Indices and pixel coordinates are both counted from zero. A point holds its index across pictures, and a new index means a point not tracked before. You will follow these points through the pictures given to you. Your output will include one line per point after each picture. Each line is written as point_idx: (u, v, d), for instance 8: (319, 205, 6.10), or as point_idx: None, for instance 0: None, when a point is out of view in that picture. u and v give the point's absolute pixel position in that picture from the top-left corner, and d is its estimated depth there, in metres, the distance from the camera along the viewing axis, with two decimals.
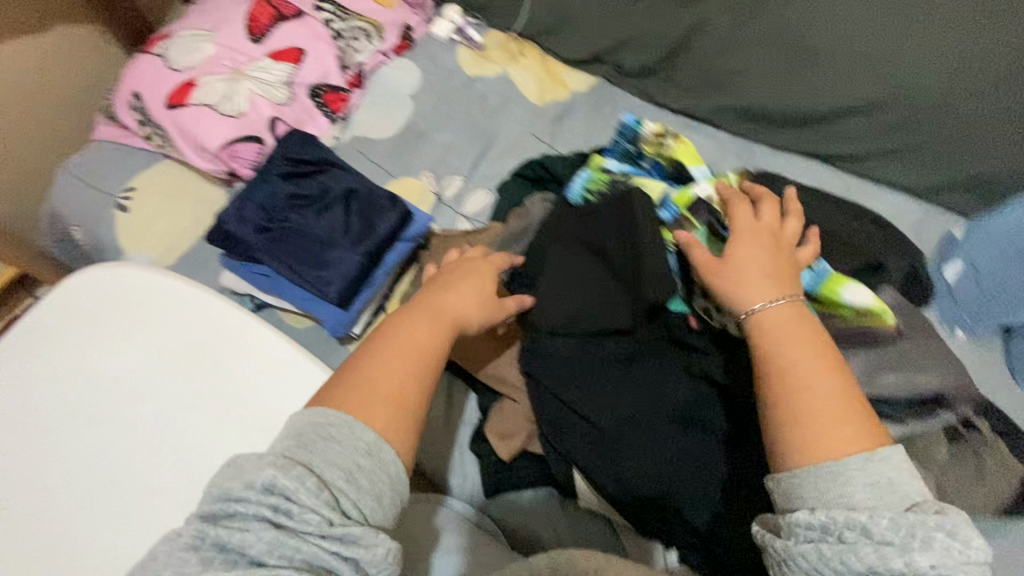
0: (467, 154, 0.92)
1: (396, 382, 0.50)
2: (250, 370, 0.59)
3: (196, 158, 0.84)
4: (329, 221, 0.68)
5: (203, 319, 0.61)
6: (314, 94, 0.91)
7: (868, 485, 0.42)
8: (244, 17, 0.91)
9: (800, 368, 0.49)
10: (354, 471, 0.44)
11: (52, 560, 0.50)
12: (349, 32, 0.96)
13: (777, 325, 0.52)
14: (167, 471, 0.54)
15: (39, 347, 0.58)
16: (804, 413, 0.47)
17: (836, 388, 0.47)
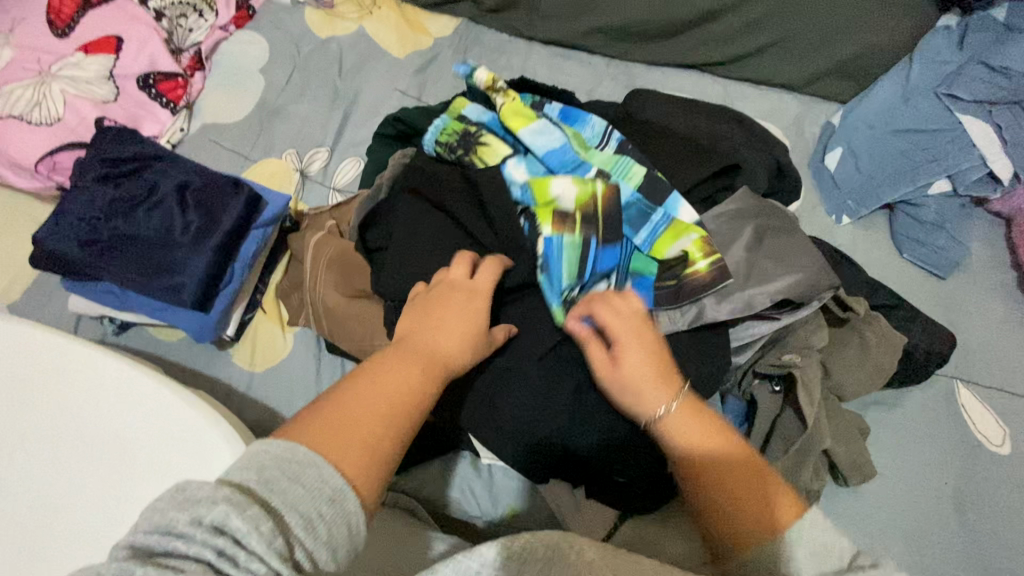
0: (329, 123, 0.86)
1: (375, 423, 0.42)
2: (110, 407, 0.50)
3: (17, 177, 0.75)
4: (164, 222, 0.62)
5: (58, 354, 0.52)
6: (144, 83, 0.82)
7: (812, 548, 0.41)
8: (45, 12, 0.82)
9: (720, 461, 0.47)
10: (314, 519, 0.35)
11: None
12: (173, 8, 0.87)
13: (681, 425, 0.49)
14: (20, 532, 0.47)
15: None
16: (732, 500, 0.45)
17: (755, 469, 0.47)
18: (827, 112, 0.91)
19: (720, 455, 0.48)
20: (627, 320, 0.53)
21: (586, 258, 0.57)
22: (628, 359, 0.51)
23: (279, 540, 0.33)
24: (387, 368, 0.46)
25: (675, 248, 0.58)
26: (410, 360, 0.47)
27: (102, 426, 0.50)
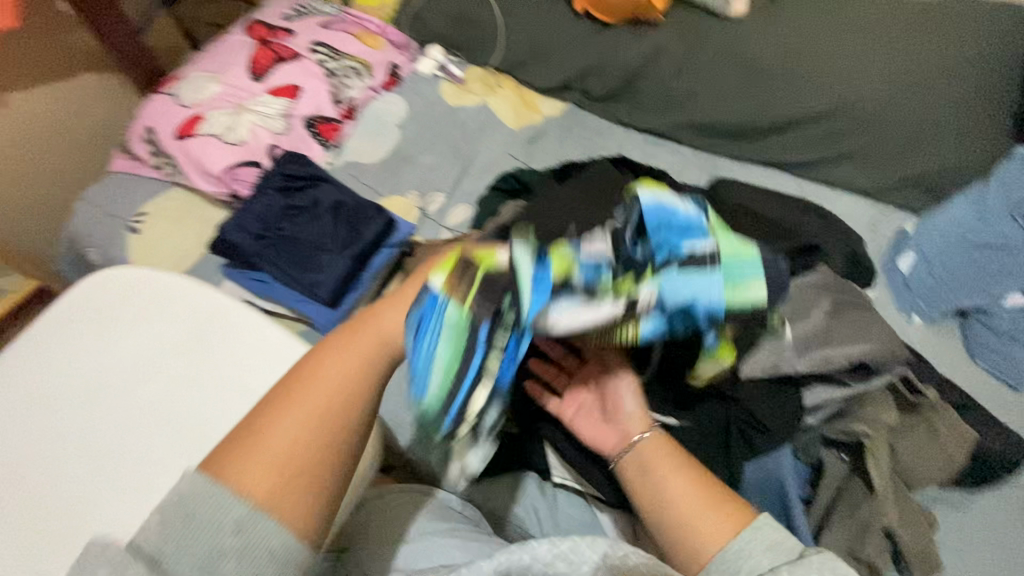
0: (449, 174, 1.01)
1: (300, 438, 0.41)
2: (256, 362, 0.64)
3: (202, 181, 0.92)
4: (320, 229, 0.75)
5: (217, 317, 0.66)
6: (309, 124, 1.00)
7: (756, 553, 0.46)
8: (245, 60, 1.02)
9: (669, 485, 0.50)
10: (222, 554, 0.39)
11: (62, 523, 0.55)
12: (341, 70, 1.06)
13: (648, 459, 0.51)
14: (167, 447, 0.59)
15: (78, 330, 0.64)
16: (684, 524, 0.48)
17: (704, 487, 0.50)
18: (902, 220, 0.96)
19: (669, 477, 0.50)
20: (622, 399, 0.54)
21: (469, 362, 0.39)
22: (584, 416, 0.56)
23: None
24: (310, 376, 0.43)
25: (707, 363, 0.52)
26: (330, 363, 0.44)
27: (236, 364, 0.64)
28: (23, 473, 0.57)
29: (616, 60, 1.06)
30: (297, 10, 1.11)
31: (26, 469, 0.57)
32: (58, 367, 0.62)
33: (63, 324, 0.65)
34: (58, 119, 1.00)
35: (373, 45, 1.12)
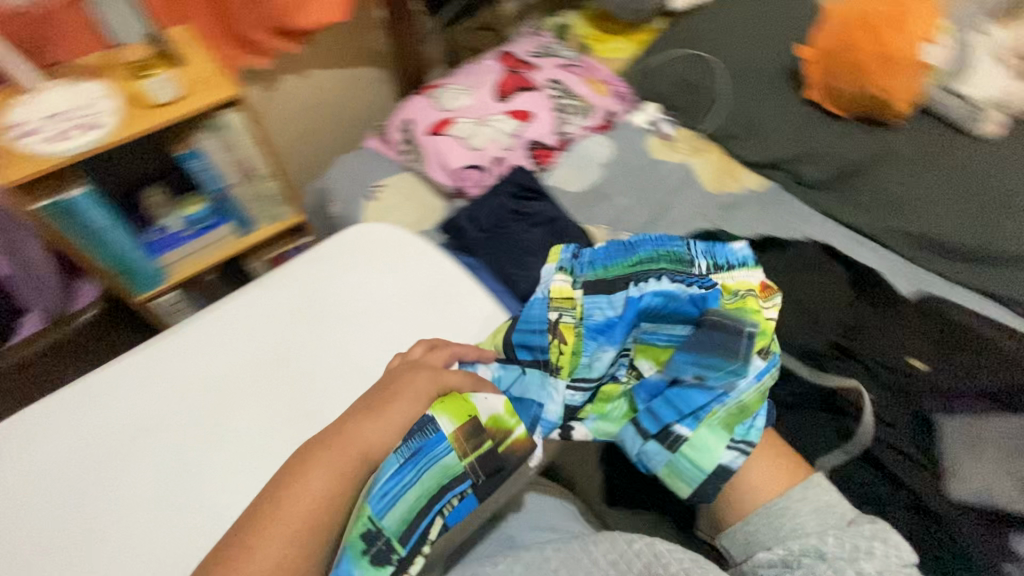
0: (641, 218, 1.07)
1: (288, 547, 0.46)
2: (475, 326, 0.72)
3: (438, 172, 1.07)
4: (535, 235, 0.84)
5: (449, 280, 0.75)
6: (530, 146, 1.11)
7: (810, 511, 0.58)
8: (494, 82, 1.16)
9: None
10: None
11: (310, 410, 0.66)
12: (569, 108, 1.17)
13: None
14: None
15: (344, 260, 0.77)
16: (771, 466, 0.61)
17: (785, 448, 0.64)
18: None
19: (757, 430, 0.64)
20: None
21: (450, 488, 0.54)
22: None
23: None
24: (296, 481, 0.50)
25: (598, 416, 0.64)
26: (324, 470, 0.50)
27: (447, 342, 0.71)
28: (289, 361, 0.70)
29: (837, 151, 1.08)
30: (541, 50, 1.25)
31: (292, 359, 0.70)
32: (257, 319, 0.72)
33: (334, 253, 0.78)
34: (333, 97, 1.22)
35: (599, 91, 1.22)
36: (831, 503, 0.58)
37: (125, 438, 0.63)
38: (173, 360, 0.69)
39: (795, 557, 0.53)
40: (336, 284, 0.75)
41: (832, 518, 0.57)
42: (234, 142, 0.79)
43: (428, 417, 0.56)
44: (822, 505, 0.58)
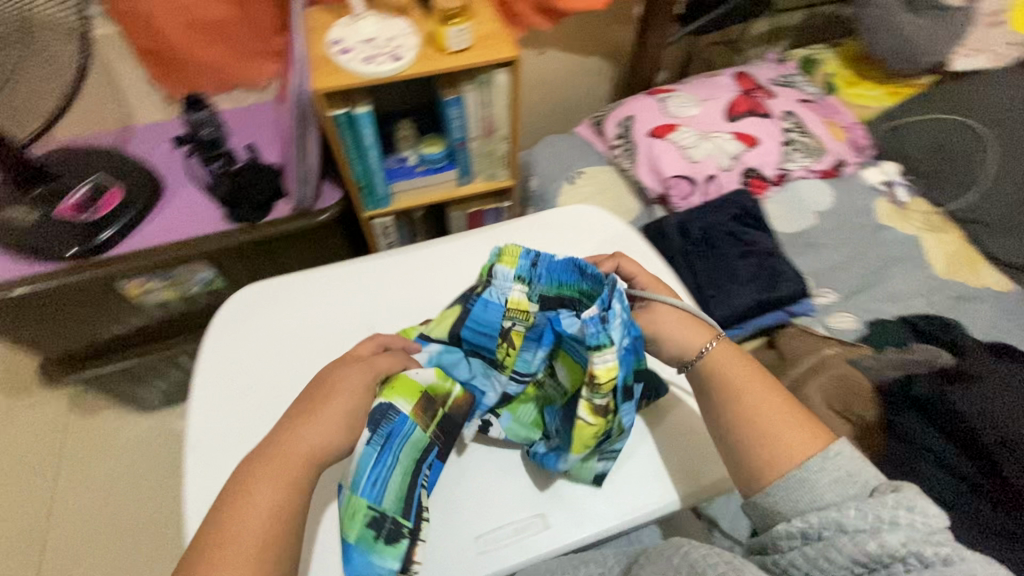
0: (849, 281, 0.99)
1: (251, 545, 0.44)
2: None
3: (646, 174, 1.05)
4: (746, 264, 0.85)
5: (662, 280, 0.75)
6: (747, 174, 1.06)
7: (830, 479, 0.50)
8: (727, 100, 1.11)
9: (752, 398, 0.56)
10: None
11: None
12: (797, 144, 1.10)
13: (724, 367, 0.59)
14: None
15: (561, 233, 0.79)
16: (782, 435, 0.54)
17: (794, 412, 0.55)
18: None
19: (759, 392, 0.57)
20: (678, 321, 0.60)
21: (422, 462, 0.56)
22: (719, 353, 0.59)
23: None
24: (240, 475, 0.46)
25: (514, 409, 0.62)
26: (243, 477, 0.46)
27: None
28: None
29: None
30: (784, 80, 1.19)
31: None
32: (458, 269, 0.75)
33: (553, 224, 0.80)
34: (560, 78, 1.27)
35: (836, 137, 1.13)
36: (856, 471, 0.51)
37: (329, 340, 0.69)
38: (375, 284, 0.75)
39: (814, 530, 0.48)
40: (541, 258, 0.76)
41: (855, 488, 0.50)
42: (492, 98, 0.85)
43: (386, 403, 0.55)
44: (844, 474, 0.50)
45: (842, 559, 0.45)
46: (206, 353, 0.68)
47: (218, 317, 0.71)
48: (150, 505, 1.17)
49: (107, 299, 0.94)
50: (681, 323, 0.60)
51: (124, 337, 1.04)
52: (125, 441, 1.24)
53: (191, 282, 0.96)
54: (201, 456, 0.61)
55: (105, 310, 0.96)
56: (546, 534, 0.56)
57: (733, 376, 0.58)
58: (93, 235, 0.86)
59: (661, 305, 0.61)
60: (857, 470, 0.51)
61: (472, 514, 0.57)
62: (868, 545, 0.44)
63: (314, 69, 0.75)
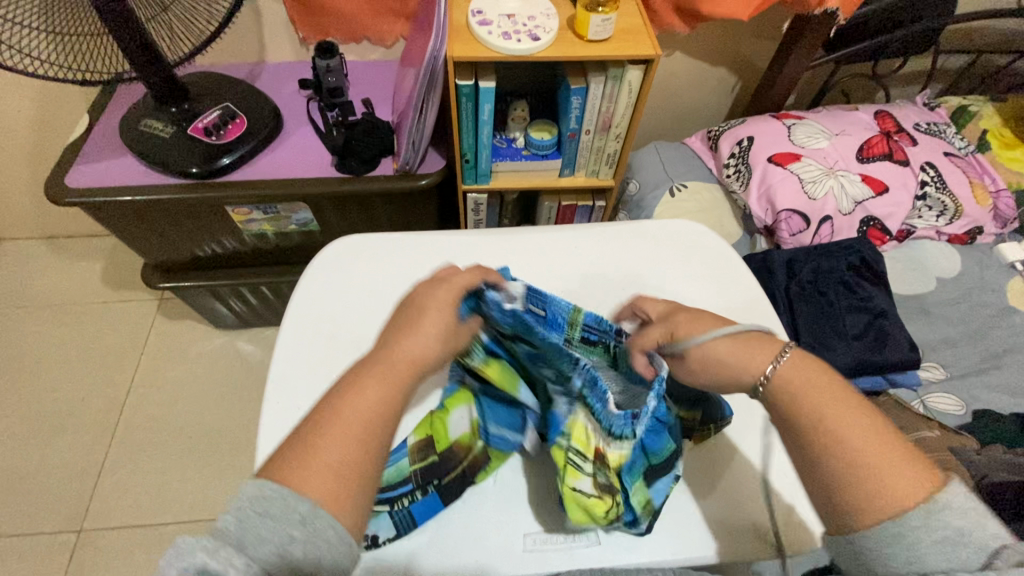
0: (962, 359, 0.90)
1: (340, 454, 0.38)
2: None
3: (756, 201, 1.00)
4: (853, 320, 0.83)
5: (761, 316, 0.70)
6: (867, 223, 0.98)
7: (935, 543, 0.35)
8: (862, 138, 1.02)
9: (839, 418, 0.40)
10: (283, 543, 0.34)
11: None
12: (932, 201, 1.00)
13: (800, 381, 0.43)
14: None
15: (663, 246, 0.76)
16: (868, 475, 0.38)
17: (883, 435, 0.39)
18: None
19: (836, 407, 0.41)
20: (730, 349, 0.46)
21: (416, 490, 0.55)
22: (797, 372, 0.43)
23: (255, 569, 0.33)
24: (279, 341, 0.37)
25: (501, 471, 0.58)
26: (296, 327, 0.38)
27: None
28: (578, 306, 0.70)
29: None
30: (930, 127, 1.08)
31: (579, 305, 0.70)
32: (551, 261, 0.73)
33: (657, 236, 0.77)
34: (680, 85, 1.21)
35: (980, 200, 1.02)
36: (968, 528, 0.35)
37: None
38: (462, 260, 0.74)
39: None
40: (636, 266, 0.74)
41: (970, 554, 0.35)
42: (618, 93, 0.83)
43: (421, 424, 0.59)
44: (954, 534, 0.35)
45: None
46: (296, 295, 0.70)
47: (320, 259, 0.73)
48: (208, 418, 1.25)
49: (215, 220, 0.99)
50: (737, 351, 0.45)
51: (218, 257, 1.11)
52: (200, 352, 1.33)
53: (291, 220, 1.01)
54: (275, 392, 0.63)
55: (210, 229, 1.02)
56: (593, 549, 0.54)
57: (801, 391, 0.42)
58: (215, 159, 0.89)
59: (714, 344, 0.47)
60: (970, 525, 0.36)
61: (524, 511, 0.56)
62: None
63: (452, 36, 0.76)
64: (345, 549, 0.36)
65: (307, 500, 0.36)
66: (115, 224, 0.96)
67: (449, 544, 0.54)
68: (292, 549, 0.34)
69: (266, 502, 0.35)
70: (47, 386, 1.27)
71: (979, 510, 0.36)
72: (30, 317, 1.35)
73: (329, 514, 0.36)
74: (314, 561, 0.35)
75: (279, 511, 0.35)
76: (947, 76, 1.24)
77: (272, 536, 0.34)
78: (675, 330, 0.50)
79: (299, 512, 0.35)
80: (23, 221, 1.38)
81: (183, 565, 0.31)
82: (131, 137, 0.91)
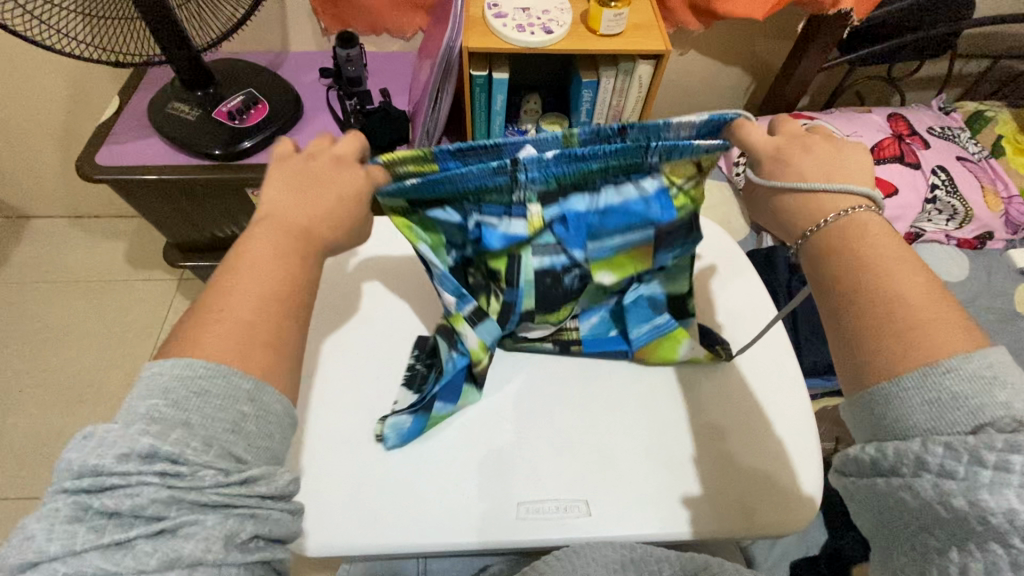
0: None
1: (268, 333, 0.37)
2: (767, 362, 0.67)
3: None
4: None
5: (761, 309, 0.72)
6: None
7: (926, 400, 0.33)
8: (874, 140, 1.03)
9: (887, 268, 0.36)
10: (238, 421, 0.34)
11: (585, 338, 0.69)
12: (942, 205, 1.00)
13: (856, 232, 0.38)
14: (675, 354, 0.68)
15: None
16: (888, 332, 0.35)
17: (933, 304, 0.35)
18: None
19: (894, 270, 0.36)
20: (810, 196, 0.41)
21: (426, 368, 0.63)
22: (866, 223, 0.39)
23: (211, 448, 0.32)
24: (259, 268, 0.38)
25: (466, 333, 0.60)
26: (279, 264, 0.39)
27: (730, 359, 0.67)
28: None
29: None
30: (944, 131, 1.08)
31: None
32: None
33: None
34: (694, 83, 1.22)
35: (991, 206, 1.02)
36: (975, 394, 0.32)
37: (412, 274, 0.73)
38: None
39: (888, 464, 0.34)
40: None
41: (959, 416, 0.32)
42: (628, 88, 0.85)
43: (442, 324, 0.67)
44: (949, 399, 0.32)
45: (917, 502, 0.32)
46: None
47: None
48: None
49: (235, 201, 1.03)
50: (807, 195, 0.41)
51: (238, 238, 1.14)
52: None
53: None
54: None
55: (229, 210, 1.05)
56: (584, 521, 0.56)
57: (859, 248, 0.38)
58: (238, 141, 0.93)
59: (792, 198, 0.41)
60: (980, 392, 0.32)
61: (520, 481, 0.59)
62: (954, 502, 0.30)
63: (468, 28, 0.78)
64: (290, 419, 0.37)
65: (249, 376, 0.35)
66: (138, 202, 1.00)
67: (447, 501, 0.57)
68: (245, 425, 0.34)
69: (202, 382, 0.34)
70: (71, 359, 1.33)
71: (1010, 378, 0.32)
72: (58, 290, 1.41)
73: (273, 388, 0.36)
74: (266, 433, 0.35)
75: (221, 389, 0.34)
76: (964, 82, 1.23)
77: (219, 414, 0.33)
78: (763, 169, 0.44)
79: (246, 391, 0.35)
80: (54, 199, 1.43)
81: (124, 453, 0.30)
82: (158, 118, 0.94)
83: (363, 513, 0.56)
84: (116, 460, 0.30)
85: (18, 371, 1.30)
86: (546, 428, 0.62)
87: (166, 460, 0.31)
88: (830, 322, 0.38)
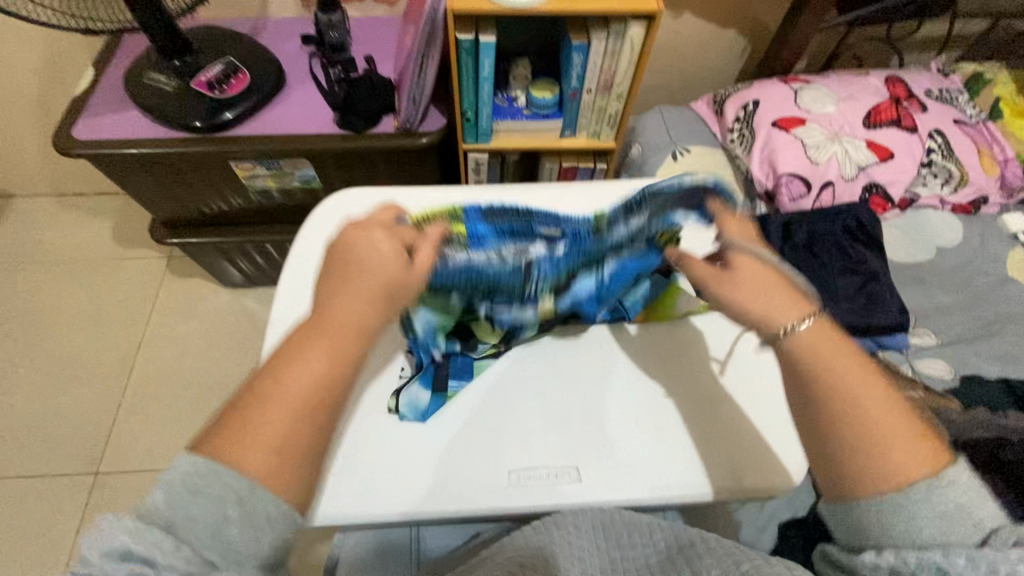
0: (955, 327, 0.91)
1: (282, 433, 0.37)
2: None
3: (760, 166, 0.99)
4: (845, 283, 0.87)
5: None
6: (870, 190, 0.97)
7: (935, 514, 0.36)
8: (870, 104, 1.01)
9: (865, 389, 0.40)
10: (222, 523, 0.35)
11: None
12: (937, 169, 0.99)
13: (828, 351, 0.42)
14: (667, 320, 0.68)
15: None
16: (873, 451, 0.38)
17: (903, 418, 0.39)
18: None
19: (870, 390, 0.40)
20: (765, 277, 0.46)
21: None
22: (835, 342, 0.42)
23: (185, 550, 0.34)
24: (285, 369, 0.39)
25: None
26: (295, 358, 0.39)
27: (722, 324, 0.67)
28: None
29: None
30: (942, 93, 1.06)
31: None
32: None
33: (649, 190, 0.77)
34: (688, 47, 1.19)
35: (987, 169, 1.01)
36: (971, 506, 0.36)
37: None
38: None
39: None
40: None
41: (967, 529, 0.36)
42: (620, 52, 0.83)
43: None
44: (954, 511, 0.36)
45: None
46: (298, 244, 0.71)
47: (316, 214, 0.73)
48: (221, 373, 1.29)
49: (220, 176, 1.01)
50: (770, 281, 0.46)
51: (226, 215, 1.12)
52: (214, 311, 1.36)
53: (294, 176, 1.01)
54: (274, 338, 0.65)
55: (215, 186, 1.03)
56: (576, 487, 0.57)
57: (835, 364, 0.41)
58: (218, 113, 0.90)
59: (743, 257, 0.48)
60: (969, 502, 0.36)
61: (510, 449, 0.59)
62: None
63: None
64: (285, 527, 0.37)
65: (244, 477, 0.35)
66: (121, 178, 0.98)
67: (438, 470, 0.58)
68: (229, 528, 0.35)
69: (198, 481, 0.35)
70: (63, 339, 1.32)
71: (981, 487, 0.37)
72: (45, 270, 1.39)
73: (267, 492, 0.36)
74: (253, 538, 0.35)
75: (212, 490, 0.35)
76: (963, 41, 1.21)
77: (207, 516, 0.34)
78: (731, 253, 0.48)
79: (236, 492, 0.35)
80: (34, 177, 1.40)
81: (108, 549, 0.32)
82: (136, 91, 0.92)
83: (354, 484, 0.57)
84: (101, 558, 0.32)
85: (10, 352, 1.30)
86: (536, 396, 0.62)
87: (141, 560, 0.32)
88: (814, 442, 0.41)
